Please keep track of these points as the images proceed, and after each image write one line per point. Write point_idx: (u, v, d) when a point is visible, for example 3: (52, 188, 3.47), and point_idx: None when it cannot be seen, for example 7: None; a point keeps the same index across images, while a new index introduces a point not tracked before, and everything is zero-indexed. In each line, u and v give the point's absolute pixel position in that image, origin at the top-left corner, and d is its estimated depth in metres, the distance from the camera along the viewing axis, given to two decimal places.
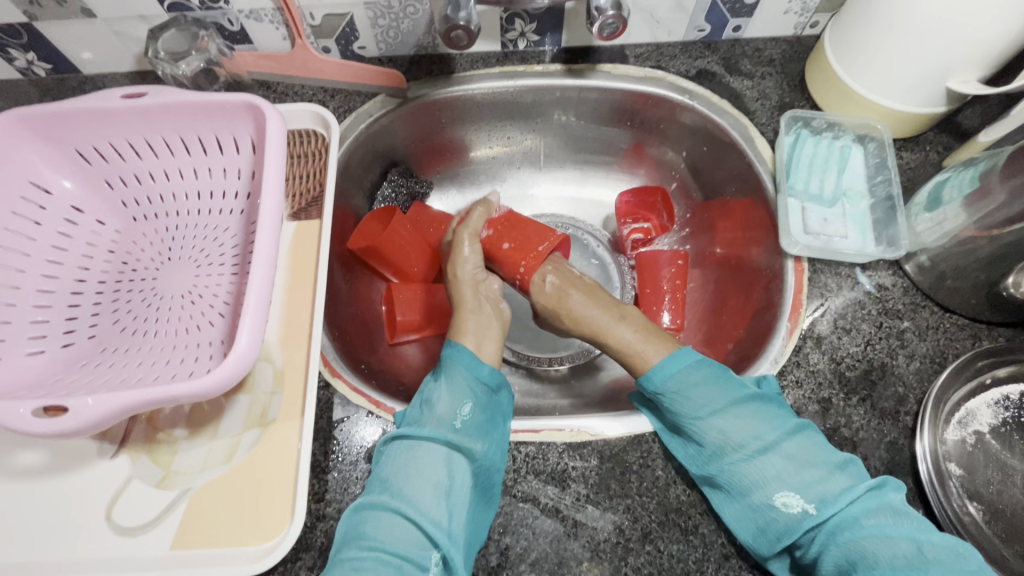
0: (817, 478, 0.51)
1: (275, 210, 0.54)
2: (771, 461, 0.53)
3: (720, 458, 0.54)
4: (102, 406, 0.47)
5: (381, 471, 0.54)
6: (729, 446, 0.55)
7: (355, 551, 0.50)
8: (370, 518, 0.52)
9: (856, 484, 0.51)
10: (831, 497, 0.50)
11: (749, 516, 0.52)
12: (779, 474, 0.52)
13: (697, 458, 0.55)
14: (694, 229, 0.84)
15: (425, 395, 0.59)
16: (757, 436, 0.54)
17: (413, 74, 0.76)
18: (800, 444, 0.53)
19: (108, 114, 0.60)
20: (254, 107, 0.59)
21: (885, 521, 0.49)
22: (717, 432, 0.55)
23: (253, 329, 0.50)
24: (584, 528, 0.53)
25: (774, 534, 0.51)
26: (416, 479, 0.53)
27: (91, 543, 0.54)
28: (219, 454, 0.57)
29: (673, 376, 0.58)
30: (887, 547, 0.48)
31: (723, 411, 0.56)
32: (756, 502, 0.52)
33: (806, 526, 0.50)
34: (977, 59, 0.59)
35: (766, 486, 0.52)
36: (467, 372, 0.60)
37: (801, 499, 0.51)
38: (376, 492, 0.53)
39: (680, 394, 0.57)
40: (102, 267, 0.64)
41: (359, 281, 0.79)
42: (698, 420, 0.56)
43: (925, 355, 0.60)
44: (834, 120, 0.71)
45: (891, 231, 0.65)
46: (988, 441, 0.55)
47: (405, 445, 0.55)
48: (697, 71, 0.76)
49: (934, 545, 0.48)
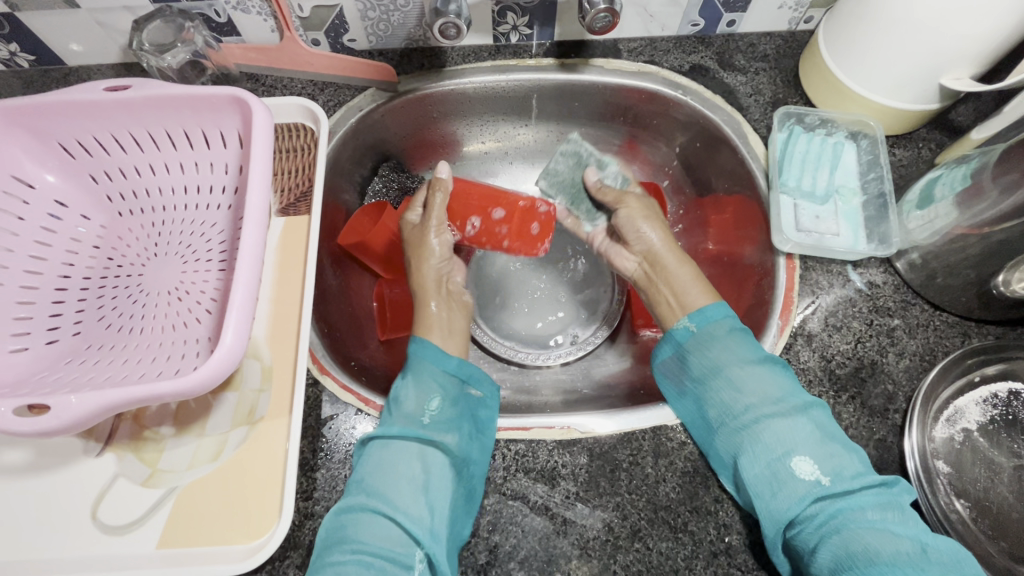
0: (835, 451, 0.51)
1: (261, 205, 0.53)
2: (798, 425, 0.52)
3: (748, 411, 0.54)
4: (85, 405, 0.46)
5: (358, 472, 0.53)
6: (756, 401, 0.54)
7: (338, 555, 0.48)
8: (351, 519, 0.50)
9: (869, 472, 0.50)
10: (846, 472, 0.50)
11: (762, 480, 0.50)
12: (803, 440, 0.52)
13: (728, 409, 0.55)
14: (687, 225, 0.84)
15: (391, 395, 0.57)
16: (787, 397, 0.54)
17: (404, 68, 0.75)
18: (825, 415, 0.54)
19: (92, 107, 0.58)
20: (241, 100, 0.58)
21: (890, 518, 0.48)
22: (749, 385, 0.55)
23: (239, 326, 0.49)
24: (573, 525, 0.53)
25: (785, 499, 0.49)
26: (394, 478, 0.52)
27: (77, 541, 0.53)
28: (206, 452, 0.56)
29: (714, 327, 0.59)
30: (891, 543, 0.46)
31: (759, 367, 0.56)
32: (776, 465, 0.51)
33: (815, 494, 0.49)
34: (970, 56, 0.58)
35: (787, 449, 0.51)
36: (436, 366, 0.58)
37: (816, 468, 0.50)
38: (354, 492, 0.52)
39: (720, 343, 0.58)
40: (87, 263, 0.63)
41: (350, 277, 0.78)
42: (733, 369, 0.56)
43: (915, 353, 0.60)
44: (827, 116, 0.70)
45: (883, 228, 0.65)
46: (976, 439, 0.55)
47: (378, 445, 0.54)
48: (690, 66, 0.75)
49: (937, 548, 0.46)
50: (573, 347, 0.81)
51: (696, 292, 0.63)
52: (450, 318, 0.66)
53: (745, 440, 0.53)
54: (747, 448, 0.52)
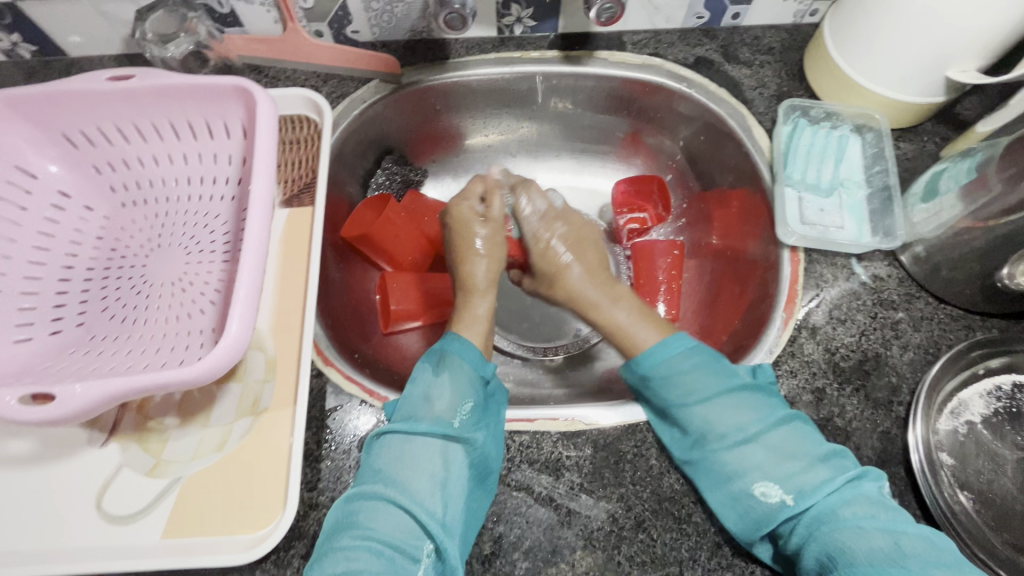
0: (797, 469, 0.50)
1: (266, 195, 0.53)
2: (754, 451, 0.52)
3: (698, 446, 0.53)
4: (91, 394, 0.46)
5: (372, 463, 0.53)
6: (713, 433, 0.53)
7: (347, 541, 0.48)
8: (363, 506, 0.50)
9: (836, 476, 0.49)
10: (809, 489, 0.49)
11: (725, 505, 0.51)
12: (759, 465, 0.51)
13: (678, 444, 0.54)
14: (690, 219, 0.84)
15: (423, 389, 0.57)
16: (746, 427, 0.53)
17: (408, 60, 0.75)
18: (785, 436, 0.52)
19: (95, 97, 0.58)
20: (245, 90, 0.58)
21: (861, 512, 0.47)
22: (703, 421, 0.54)
23: (244, 316, 0.49)
24: (578, 516, 0.53)
25: (750, 522, 0.50)
26: (413, 469, 0.52)
27: (82, 531, 0.53)
28: (210, 443, 0.56)
29: (661, 365, 0.56)
30: (865, 541, 0.46)
31: (711, 402, 0.54)
32: (735, 490, 0.51)
33: (781, 515, 0.49)
34: (977, 48, 0.58)
35: (744, 477, 0.51)
36: (469, 366, 0.57)
37: (779, 490, 0.50)
38: (369, 480, 0.51)
39: (672, 379, 0.56)
40: (90, 254, 0.63)
41: (353, 269, 0.78)
42: (682, 410, 0.54)
43: (919, 346, 0.60)
44: (832, 109, 0.71)
45: (887, 223, 0.65)
46: (980, 431, 0.55)
47: (400, 436, 0.53)
48: (695, 59, 0.75)
49: (911, 536, 0.46)
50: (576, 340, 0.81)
51: (643, 334, 0.61)
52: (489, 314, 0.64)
53: (702, 473, 0.53)
54: (704, 478, 0.52)
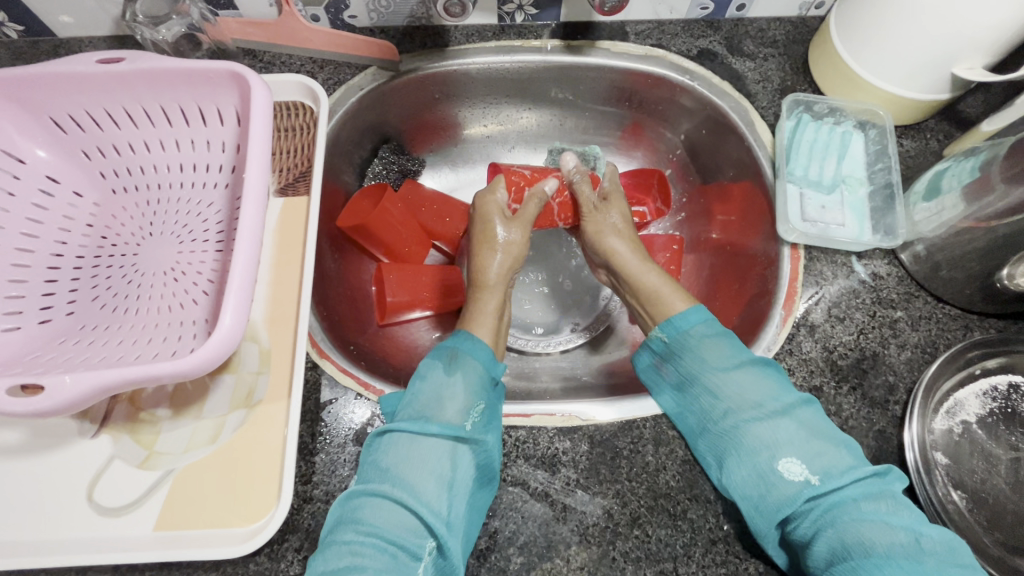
0: (824, 451, 0.50)
1: (260, 184, 0.52)
2: (785, 425, 0.51)
3: (729, 417, 0.53)
4: (81, 386, 0.45)
5: (376, 458, 0.51)
6: (742, 404, 0.53)
7: (351, 535, 0.47)
8: (369, 501, 0.49)
9: (862, 466, 0.49)
10: (836, 472, 0.48)
11: (750, 483, 0.50)
12: (787, 440, 0.50)
13: (705, 415, 0.55)
14: (691, 213, 0.83)
15: (434, 387, 0.55)
16: (770, 401, 0.53)
17: (406, 47, 0.73)
18: (812, 415, 0.52)
19: (84, 80, 0.56)
20: (238, 76, 0.56)
21: (884, 508, 0.47)
22: (729, 391, 0.54)
23: (238, 308, 0.48)
24: (573, 512, 0.53)
25: (774, 500, 0.48)
26: (421, 467, 0.50)
27: (72, 523, 0.53)
28: (203, 435, 0.56)
29: (691, 333, 0.58)
30: (886, 535, 0.45)
31: (742, 373, 0.54)
32: (763, 468, 0.50)
33: (806, 495, 0.48)
34: (983, 44, 0.57)
35: (773, 452, 0.50)
36: (481, 365, 0.57)
37: (805, 468, 0.49)
38: (375, 471, 0.50)
39: (695, 349, 0.57)
40: (80, 242, 0.61)
41: (349, 261, 0.77)
42: (710, 377, 0.55)
43: (916, 345, 0.60)
44: (836, 104, 0.70)
45: (889, 220, 0.65)
46: (974, 431, 0.55)
47: (406, 435, 0.51)
48: (698, 51, 0.74)
49: (931, 538, 0.44)
50: (573, 335, 0.81)
51: (676, 299, 0.62)
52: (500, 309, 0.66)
53: (729, 445, 0.52)
54: (733, 453, 0.52)
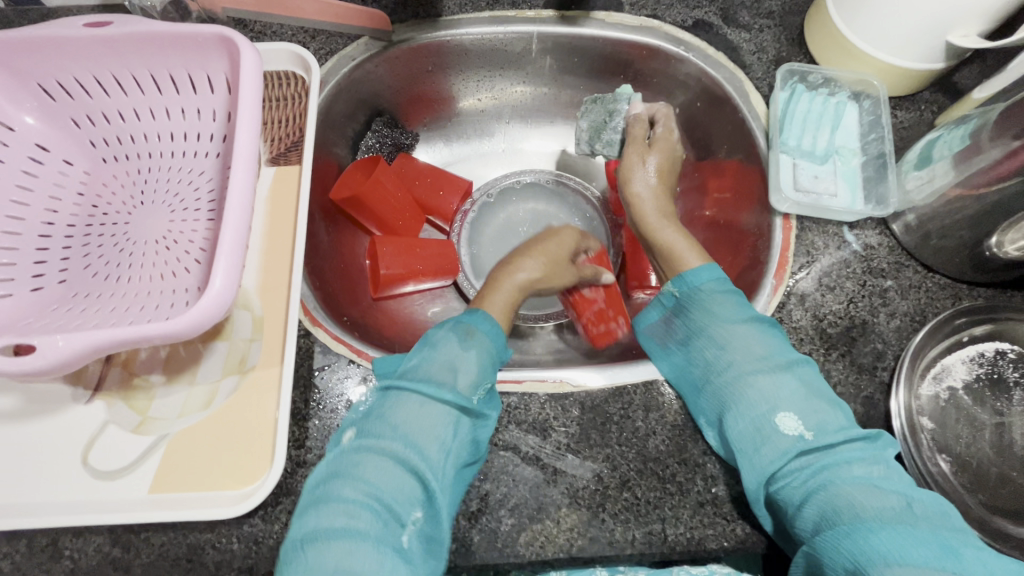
0: (820, 409, 0.51)
1: (250, 149, 0.51)
2: (787, 380, 0.52)
3: (731, 369, 0.54)
4: (75, 347, 0.45)
5: (376, 412, 0.50)
6: (761, 361, 0.53)
7: (347, 492, 0.45)
8: (366, 456, 0.47)
9: (853, 427, 0.50)
10: (830, 428, 0.50)
11: (746, 436, 0.51)
12: (788, 395, 0.51)
13: (716, 366, 0.55)
14: (685, 188, 0.82)
15: (448, 356, 0.53)
16: (773, 355, 0.53)
17: (399, 17, 0.73)
18: (811, 373, 0.53)
19: (72, 45, 0.56)
20: (227, 40, 0.55)
21: (876, 472, 0.47)
22: (734, 346, 0.54)
23: (228, 270, 0.48)
24: (563, 475, 0.54)
25: (766, 455, 0.49)
26: (426, 431, 0.48)
27: (67, 486, 0.53)
28: (197, 401, 0.56)
29: (702, 288, 0.58)
30: (878, 499, 0.45)
31: (753, 329, 0.55)
32: (760, 422, 0.51)
33: (798, 449, 0.49)
34: (978, 11, 0.57)
35: (772, 406, 0.51)
36: (495, 345, 0.56)
37: (800, 424, 0.50)
38: (373, 425, 0.49)
39: (705, 303, 0.58)
40: (71, 211, 0.61)
41: (342, 233, 0.77)
42: (726, 329, 0.55)
43: (906, 314, 0.60)
44: (830, 75, 0.69)
45: (881, 189, 0.65)
46: (960, 396, 0.56)
47: (416, 397, 0.50)
48: (694, 21, 0.73)
49: (923, 502, 0.45)
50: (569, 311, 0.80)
51: (693, 257, 0.63)
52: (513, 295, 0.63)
53: (729, 398, 0.53)
54: (731, 406, 0.52)
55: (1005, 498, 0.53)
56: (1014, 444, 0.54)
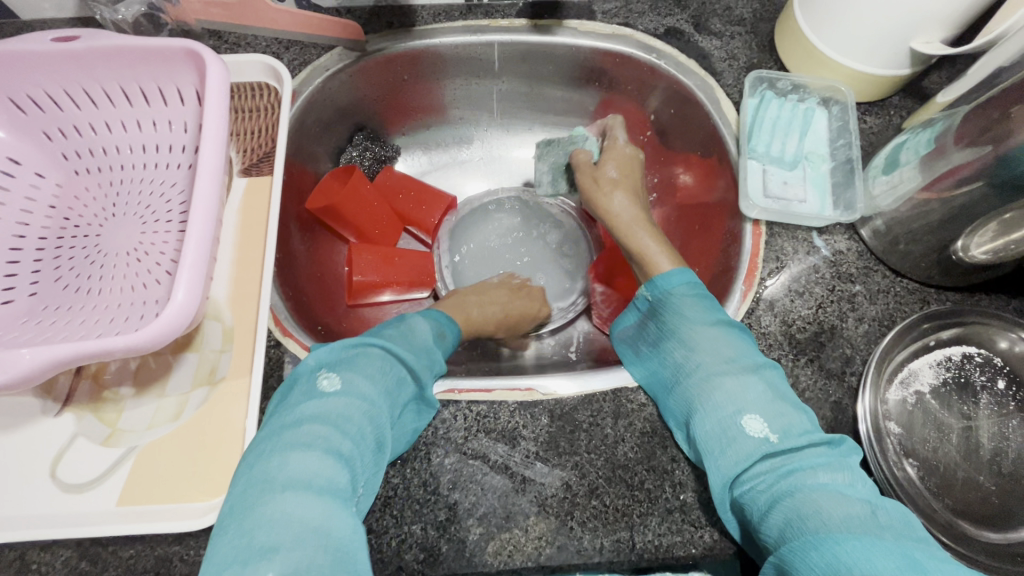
0: (786, 412, 0.51)
1: (215, 161, 0.52)
2: (754, 383, 0.52)
3: (700, 370, 0.55)
4: (37, 360, 0.45)
5: (360, 369, 0.51)
6: (731, 355, 0.54)
7: (333, 447, 0.44)
8: (352, 416, 0.47)
9: (817, 432, 0.51)
10: (794, 431, 0.50)
11: (713, 437, 0.51)
12: (754, 398, 0.52)
13: (689, 362, 0.56)
14: (662, 194, 0.83)
15: (419, 344, 0.59)
16: (740, 358, 0.54)
17: (372, 27, 0.73)
18: (775, 376, 0.54)
19: (39, 59, 0.56)
20: (194, 53, 0.56)
21: (841, 479, 0.47)
22: (703, 346, 0.55)
23: (192, 283, 0.48)
24: (532, 484, 0.54)
25: (732, 456, 0.50)
26: (391, 396, 0.52)
27: (34, 499, 0.53)
28: (166, 413, 0.56)
29: (673, 291, 0.60)
30: (843, 507, 0.44)
31: (722, 331, 0.56)
32: (727, 425, 0.51)
33: (764, 451, 0.49)
34: (939, 18, 0.57)
35: (738, 407, 0.51)
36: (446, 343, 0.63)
37: (766, 426, 0.50)
38: (360, 382, 0.50)
39: (676, 305, 0.59)
40: (43, 223, 0.61)
41: (317, 242, 0.76)
42: (701, 326, 0.57)
43: (874, 318, 0.61)
44: (799, 81, 0.70)
45: (849, 195, 0.65)
46: (928, 400, 0.56)
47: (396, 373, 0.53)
48: (666, 29, 0.74)
49: (887, 510, 0.44)
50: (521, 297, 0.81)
51: (664, 260, 0.64)
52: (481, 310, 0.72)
53: (698, 400, 0.53)
54: (698, 408, 0.53)
55: (972, 502, 0.53)
56: (981, 448, 0.55)
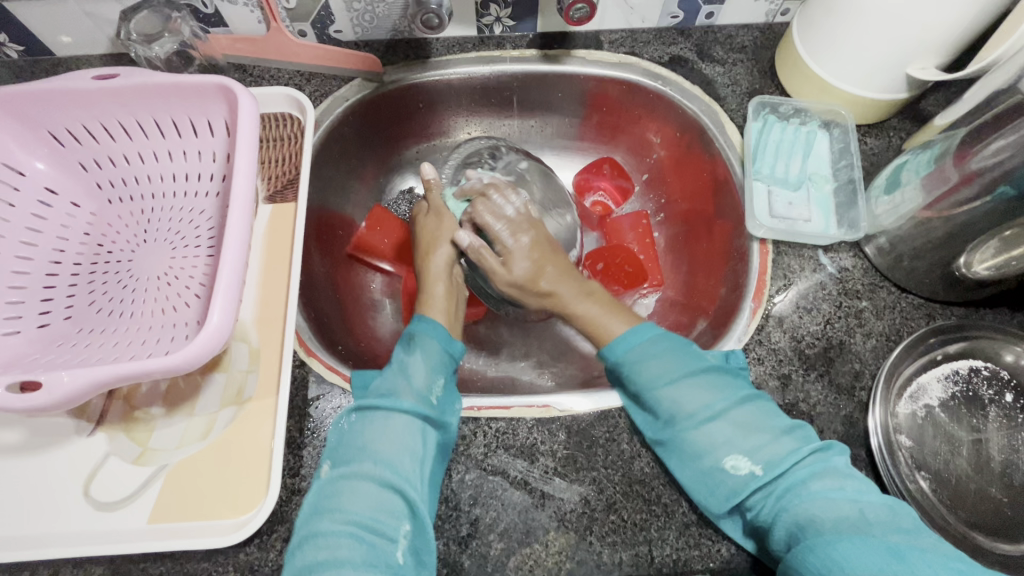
0: (766, 440, 0.51)
1: (247, 190, 0.54)
2: (720, 427, 0.52)
3: (669, 427, 0.54)
4: (78, 382, 0.48)
5: (343, 443, 0.53)
6: (682, 413, 0.53)
7: (331, 524, 0.48)
8: (344, 485, 0.50)
9: (803, 446, 0.51)
10: (777, 459, 0.50)
11: (697, 480, 0.52)
12: (727, 441, 0.52)
13: (651, 426, 0.56)
14: (669, 213, 0.85)
15: (402, 368, 0.57)
16: (710, 406, 0.53)
17: (390, 59, 0.76)
18: (747, 412, 0.53)
19: (81, 96, 0.59)
20: (226, 88, 0.59)
21: (830, 484, 0.48)
22: (670, 403, 0.54)
23: (225, 306, 0.51)
24: (551, 499, 0.55)
25: (720, 497, 0.51)
26: (391, 444, 0.52)
27: (70, 517, 0.55)
28: (195, 431, 0.58)
29: (628, 356, 0.57)
30: (835, 509, 0.47)
31: (681, 385, 0.54)
32: (707, 467, 0.52)
33: (752, 486, 0.50)
34: (933, 45, 0.60)
35: (715, 454, 0.52)
36: (439, 345, 0.58)
37: (749, 461, 0.51)
38: (346, 449, 0.52)
39: (633, 368, 0.56)
40: (78, 250, 0.64)
41: (337, 263, 0.78)
42: (652, 393, 0.55)
43: (882, 334, 0.62)
44: (801, 106, 0.73)
45: (852, 214, 0.67)
46: (937, 414, 0.57)
47: (382, 414, 0.53)
48: (670, 57, 0.77)
49: (873, 503, 0.47)
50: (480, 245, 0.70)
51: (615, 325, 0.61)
52: (435, 202, 0.69)
53: (675, 454, 0.53)
54: (675, 456, 0.53)
55: (986, 514, 0.54)
56: (991, 460, 0.56)
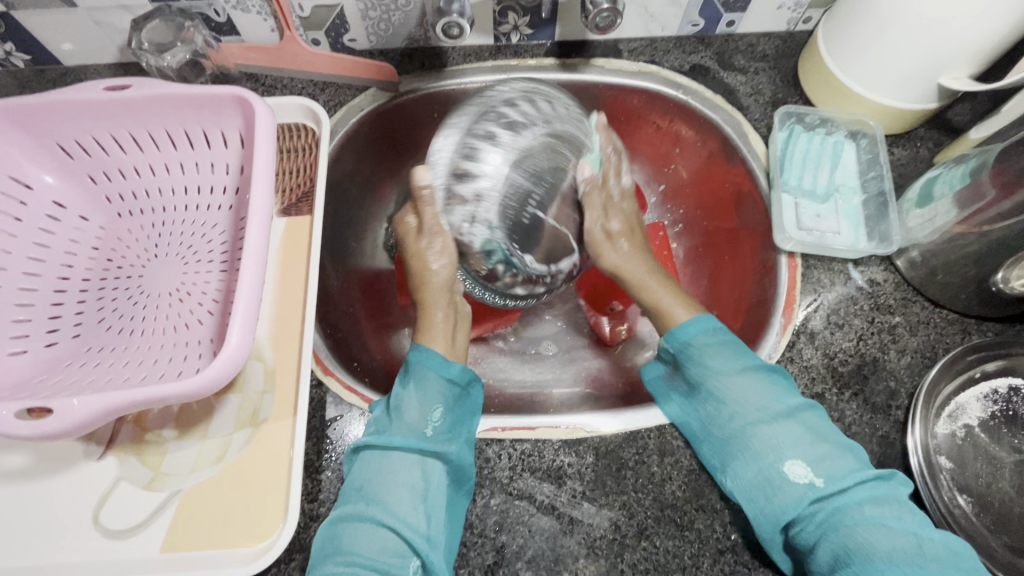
0: (827, 451, 0.50)
1: (264, 205, 0.52)
2: (789, 428, 0.51)
3: (734, 420, 0.53)
4: (88, 408, 0.45)
5: (348, 480, 0.52)
6: (748, 406, 0.53)
7: (332, 567, 0.47)
8: (345, 527, 0.49)
9: (866, 468, 0.49)
10: (838, 476, 0.48)
11: (753, 487, 0.50)
12: (791, 444, 0.50)
13: (709, 420, 0.54)
14: (688, 223, 0.84)
15: (394, 401, 0.55)
16: (775, 404, 0.53)
17: (405, 67, 0.75)
18: (816, 418, 0.52)
19: (90, 108, 0.57)
20: (242, 100, 0.57)
21: (888, 512, 0.47)
22: (735, 395, 0.53)
23: (244, 327, 0.49)
24: (580, 525, 0.53)
25: (776, 506, 0.49)
26: (390, 483, 0.50)
27: (79, 545, 0.53)
28: (209, 455, 0.56)
29: (694, 342, 0.56)
30: (888, 538, 0.45)
31: (744, 377, 0.54)
32: (766, 469, 0.50)
33: (810, 497, 0.48)
34: (968, 56, 0.59)
35: (778, 455, 0.50)
36: (437, 375, 0.55)
37: (807, 471, 0.49)
38: (349, 484, 0.51)
39: (698, 358, 0.56)
40: (86, 265, 0.62)
41: (351, 277, 0.76)
42: (715, 383, 0.54)
43: (916, 350, 0.60)
44: (827, 116, 0.71)
45: (883, 227, 0.66)
46: (977, 434, 0.56)
47: (376, 452, 0.52)
48: (691, 66, 0.75)
49: (934, 540, 0.45)
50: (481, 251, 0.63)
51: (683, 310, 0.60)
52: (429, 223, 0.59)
53: (735, 450, 0.52)
54: (737, 456, 0.52)
55: None
56: None
